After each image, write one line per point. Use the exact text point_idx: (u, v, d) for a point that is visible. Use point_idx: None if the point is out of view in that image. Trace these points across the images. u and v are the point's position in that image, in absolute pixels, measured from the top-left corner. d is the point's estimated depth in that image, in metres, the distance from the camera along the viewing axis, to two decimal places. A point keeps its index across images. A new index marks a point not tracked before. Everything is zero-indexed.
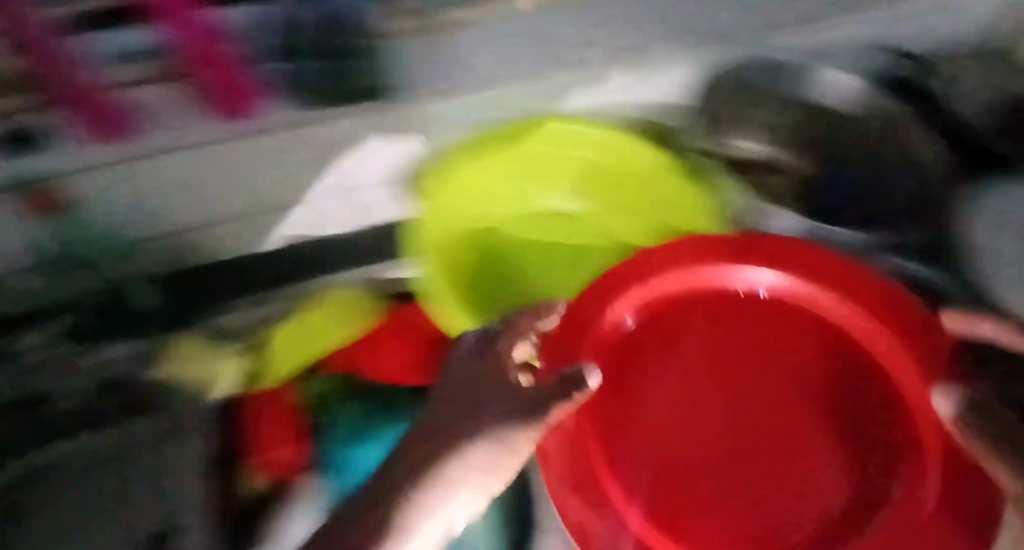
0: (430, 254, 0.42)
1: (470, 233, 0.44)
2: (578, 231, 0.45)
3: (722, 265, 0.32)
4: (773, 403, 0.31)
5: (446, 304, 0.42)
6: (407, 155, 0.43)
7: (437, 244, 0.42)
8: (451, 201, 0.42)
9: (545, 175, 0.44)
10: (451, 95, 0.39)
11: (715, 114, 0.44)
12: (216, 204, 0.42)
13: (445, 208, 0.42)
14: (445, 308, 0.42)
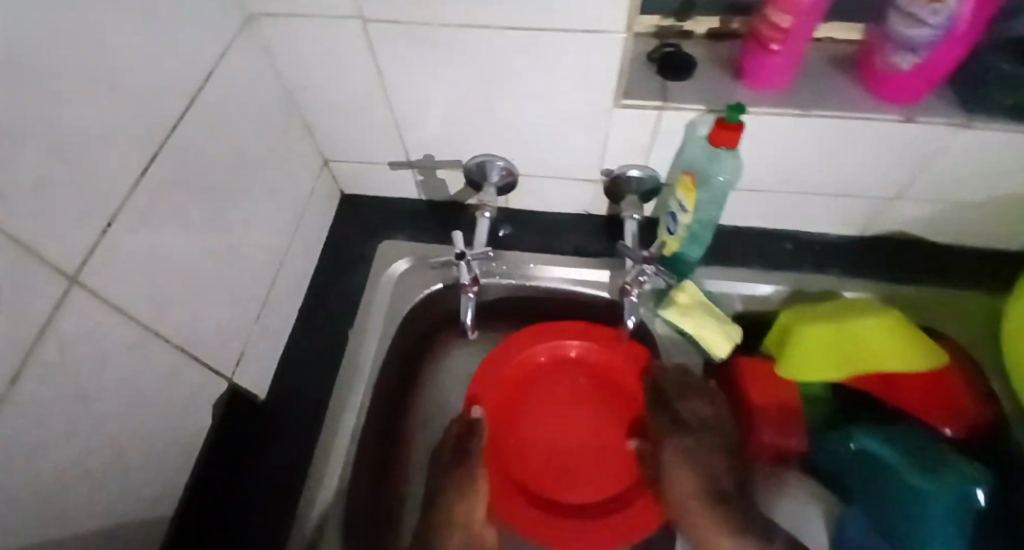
0: (804, 366, 0.60)
1: (823, 347, 0.60)
2: (901, 340, 0.59)
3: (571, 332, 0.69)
4: (593, 400, 0.70)
5: (825, 371, 0.60)
6: (792, 172, 0.63)
7: (811, 353, 0.60)
8: (803, 343, 0.60)
9: (880, 338, 0.59)
10: (843, 158, 0.60)
11: (991, 190, 0.61)
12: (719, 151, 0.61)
13: (809, 348, 0.60)
14: (825, 369, 0.60)
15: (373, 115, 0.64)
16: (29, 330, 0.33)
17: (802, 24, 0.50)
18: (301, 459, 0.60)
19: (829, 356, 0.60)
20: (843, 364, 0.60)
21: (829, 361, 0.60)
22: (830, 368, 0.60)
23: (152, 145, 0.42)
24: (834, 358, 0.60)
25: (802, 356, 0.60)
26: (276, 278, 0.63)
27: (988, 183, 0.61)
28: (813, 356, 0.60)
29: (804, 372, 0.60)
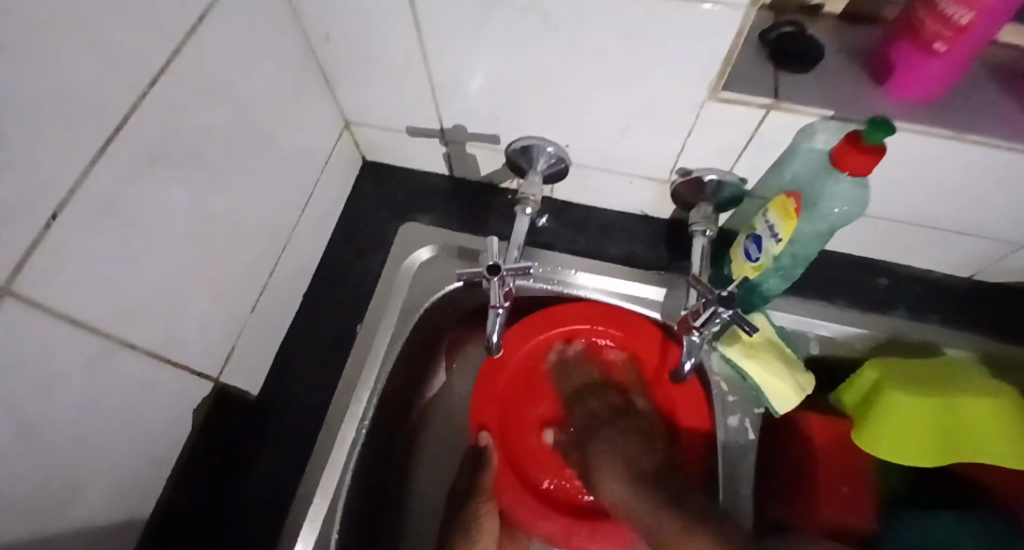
0: (889, 442, 0.50)
1: (915, 422, 0.50)
2: (1011, 427, 0.49)
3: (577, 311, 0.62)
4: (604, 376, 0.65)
5: (913, 451, 0.50)
6: (915, 202, 0.51)
7: (899, 428, 0.50)
8: (892, 414, 0.50)
9: (983, 421, 0.49)
10: (988, 195, 0.47)
11: None
12: None
13: (899, 421, 0.50)
14: (915, 449, 0.50)
15: (407, 76, 0.53)
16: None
17: (986, 24, 0.37)
18: (291, 475, 0.52)
19: (920, 434, 0.50)
20: (936, 446, 0.50)
21: (920, 440, 0.50)
22: (920, 450, 0.50)
23: (121, 109, 0.32)
24: (926, 437, 0.50)
25: (888, 430, 0.50)
26: (279, 262, 0.54)
27: None
28: (900, 432, 0.50)
29: (886, 449, 0.50)
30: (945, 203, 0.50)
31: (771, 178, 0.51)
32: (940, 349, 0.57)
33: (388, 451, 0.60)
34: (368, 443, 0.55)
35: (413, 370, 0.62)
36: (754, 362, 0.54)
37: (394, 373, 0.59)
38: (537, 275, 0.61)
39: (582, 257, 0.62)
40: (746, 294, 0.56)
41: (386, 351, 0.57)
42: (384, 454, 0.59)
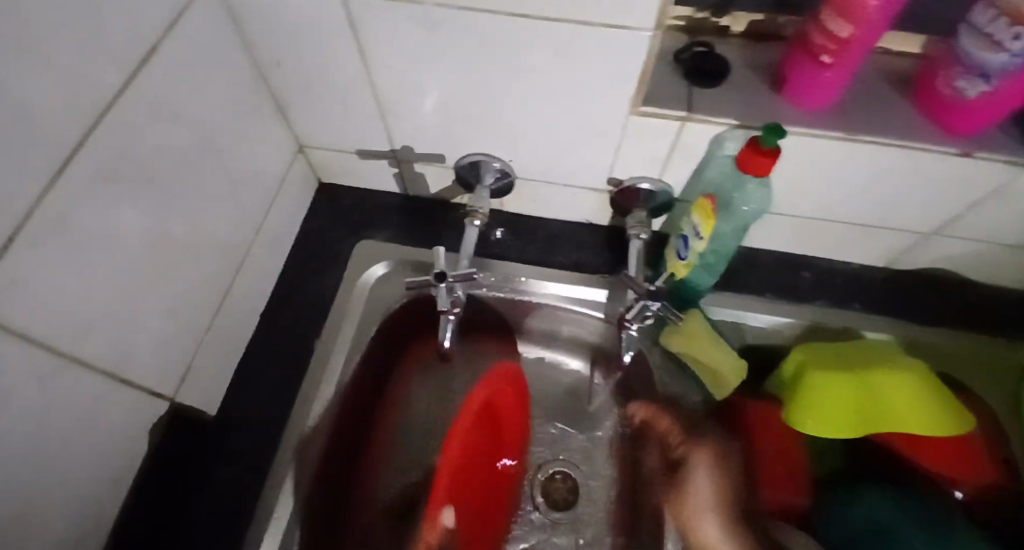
0: (818, 419, 0.54)
1: (838, 400, 0.54)
2: (920, 398, 0.54)
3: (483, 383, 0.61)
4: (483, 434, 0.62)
5: (838, 426, 0.53)
6: (824, 199, 0.56)
7: (824, 406, 0.54)
8: (815, 393, 0.54)
9: (896, 394, 0.54)
10: (883, 189, 0.53)
11: None
12: None
13: (823, 399, 0.54)
14: (840, 423, 0.53)
15: (357, 99, 0.56)
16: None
17: (865, 37, 0.42)
18: (250, 487, 0.53)
19: (844, 410, 0.54)
20: (860, 421, 0.54)
21: (845, 416, 0.54)
22: (846, 424, 0.53)
23: (75, 136, 0.34)
24: (849, 412, 0.54)
25: (814, 407, 0.54)
26: (235, 279, 0.56)
27: None
28: (825, 409, 0.54)
29: (815, 427, 0.54)
30: (850, 197, 0.55)
31: (696, 181, 0.56)
32: (861, 333, 0.62)
33: (350, 459, 0.61)
34: (330, 452, 0.57)
35: (374, 381, 0.64)
36: (695, 353, 0.58)
37: (354, 382, 0.60)
38: (489, 284, 0.65)
39: (531, 265, 0.66)
40: (679, 289, 0.61)
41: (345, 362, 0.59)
42: (346, 463, 0.60)
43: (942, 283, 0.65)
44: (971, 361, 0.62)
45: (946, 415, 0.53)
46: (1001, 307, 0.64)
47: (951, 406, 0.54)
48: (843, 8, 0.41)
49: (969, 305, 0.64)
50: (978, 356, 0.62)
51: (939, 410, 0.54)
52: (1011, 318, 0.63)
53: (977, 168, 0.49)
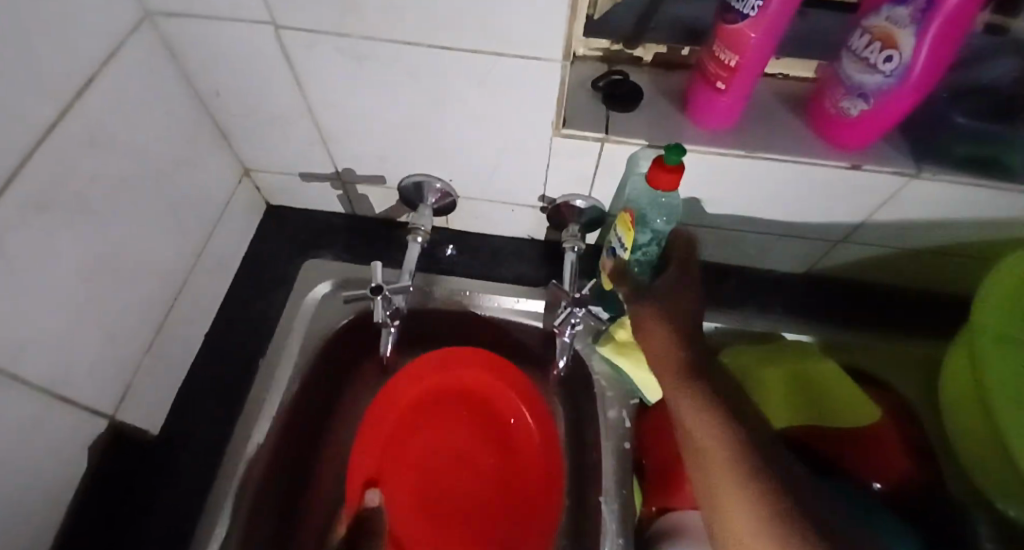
0: None
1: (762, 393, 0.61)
2: (834, 387, 0.60)
3: (427, 364, 0.70)
4: (461, 429, 0.70)
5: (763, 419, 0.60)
6: (737, 211, 0.61)
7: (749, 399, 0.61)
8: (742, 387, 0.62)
9: (817, 389, 0.61)
10: (788, 201, 0.58)
11: (929, 234, 0.61)
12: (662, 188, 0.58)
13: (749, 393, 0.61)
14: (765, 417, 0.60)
15: (296, 125, 0.58)
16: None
17: (751, 66, 0.47)
18: (195, 499, 0.54)
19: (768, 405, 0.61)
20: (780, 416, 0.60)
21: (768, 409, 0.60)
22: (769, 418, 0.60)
23: (10, 164, 0.36)
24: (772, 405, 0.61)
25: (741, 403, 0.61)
26: (177, 301, 0.57)
27: (927, 229, 0.61)
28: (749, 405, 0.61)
29: None
30: (761, 208, 0.60)
31: (620, 196, 0.60)
32: (781, 335, 0.66)
33: (293, 475, 0.62)
34: (274, 466, 0.58)
35: (319, 397, 0.65)
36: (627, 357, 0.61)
37: (297, 398, 0.62)
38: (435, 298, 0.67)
39: (473, 279, 0.68)
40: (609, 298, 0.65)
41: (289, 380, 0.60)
42: (288, 479, 0.61)
43: (854, 286, 0.70)
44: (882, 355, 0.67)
45: (854, 408, 0.60)
46: (905, 306, 0.69)
47: (861, 400, 0.60)
48: (729, 39, 0.46)
49: (878, 305, 0.69)
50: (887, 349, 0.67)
51: (850, 402, 0.60)
52: (915, 314, 0.69)
53: (868, 177, 0.54)
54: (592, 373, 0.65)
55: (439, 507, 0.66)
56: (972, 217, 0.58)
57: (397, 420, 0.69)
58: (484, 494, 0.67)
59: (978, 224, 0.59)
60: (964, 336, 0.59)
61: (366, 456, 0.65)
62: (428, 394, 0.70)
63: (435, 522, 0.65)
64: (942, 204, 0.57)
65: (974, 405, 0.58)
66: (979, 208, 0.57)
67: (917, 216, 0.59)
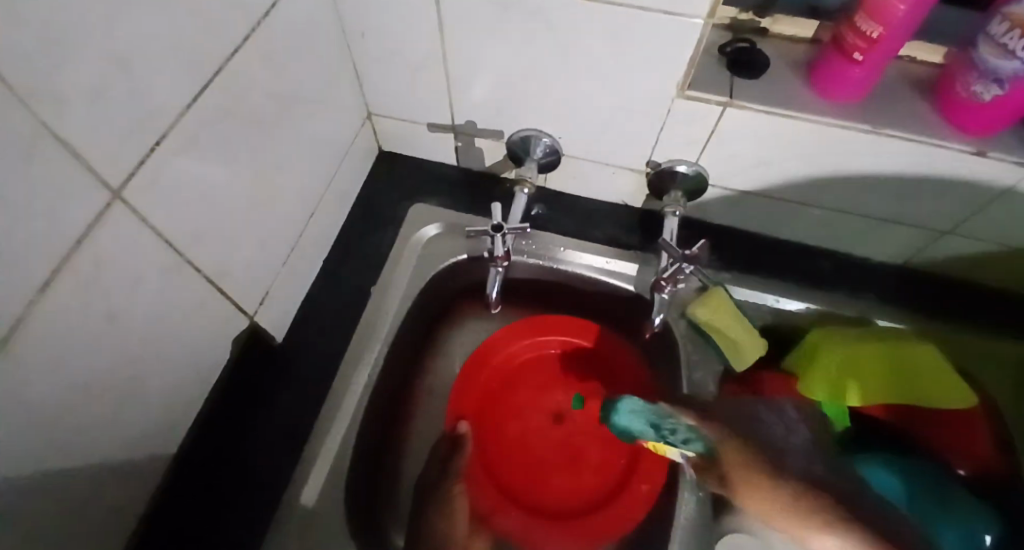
0: (822, 382, 0.61)
1: (846, 369, 0.61)
2: (925, 369, 0.59)
3: (520, 328, 0.74)
4: (548, 389, 0.74)
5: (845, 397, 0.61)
6: (847, 193, 0.61)
7: (829, 371, 0.61)
8: (824, 360, 0.61)
9: (908, 371, 0.60)
10: (903, 186, 0.59)
11: None
12: (774, 161, 0.59)
13: (831, 367, 0.61)
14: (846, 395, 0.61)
15: (426, 72, 0.62)
16: (60, 248, 0.33)
17: (893, 38, 0.48)
18: (307, 412, 0.59)
19: (851, 382, 0.61)
20: (862, 393, 0.61)
21: (848, 386, 0.61)
22: (850, 395, 0.61)
23: (209, 71, 0.42)
24: (855, 382, 0.61)
25: (820, 374, 0.62)
26: (309, 223, 0.62)
27: None
28: (829, 379, 0.61)
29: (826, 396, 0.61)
30: (871, 192, 0.60)
31: (729, 166, 0.62)
32: (873, 321, 0.66)
33: (393, 400, 0.66)
34: (377, 387, 0.62)
35: (417, 334, 0.70)
36: (726, 320, 0.62)
37: (402, 329, 0.66)
38: (531, 251, 0.70)
39: (569, 237, 0.71)
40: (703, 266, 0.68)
41: (394, 311, 0.65)
42: (389, 404, 0.65)
43: (956, 284, 0.69)
44: (978, 355, 0.67)
45: (948, 388, 0.59)
46: (1008, 310, 0.68)
47: (953, 381, 0.60)
48: (875, 12, 0.47)
49: (979, 306, 0.68)
50: (984, 350, 0.66)
51: (941, 385, 0.59)
52: (1021, 320, 0.67)
53: (992, 168, 0.54)
54: (679, 335, 0.67)
55: (523, 455, 0.70)
56: None
57: (491, 378, 0.73)
58: (572, 452, 0.70)
59: None
60: None
61: (463, 398, 0.70)
62: (521, 364, 0.74)
63: (523, 473, 0.69)
64: None
65: None
66: None
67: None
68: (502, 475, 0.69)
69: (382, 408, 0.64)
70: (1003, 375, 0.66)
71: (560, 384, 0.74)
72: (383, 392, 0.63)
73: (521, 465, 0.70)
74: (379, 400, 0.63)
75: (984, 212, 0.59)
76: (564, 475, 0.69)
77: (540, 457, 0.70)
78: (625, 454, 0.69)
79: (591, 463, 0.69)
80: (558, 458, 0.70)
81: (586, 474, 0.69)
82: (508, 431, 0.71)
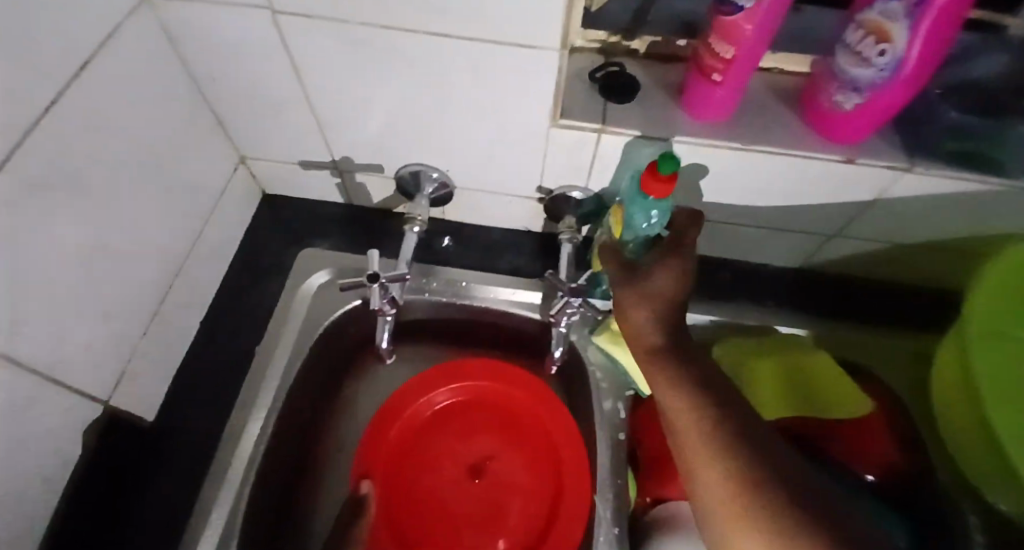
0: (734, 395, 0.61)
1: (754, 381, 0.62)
2: (822, 375, 0.62)
3: (435, 372, 0.67)
4: (465, 436, 0.67)
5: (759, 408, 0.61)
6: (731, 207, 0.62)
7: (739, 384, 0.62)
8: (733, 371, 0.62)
9: (810, 379, 0.62)
10: (785, 196, 0.59)
11: (924, 231, 0.62)
12: None
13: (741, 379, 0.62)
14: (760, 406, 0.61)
15: (294, 112, 0.58)
16: None
17: (748, 55, 0.47)
18: (185, 493, 0.54)
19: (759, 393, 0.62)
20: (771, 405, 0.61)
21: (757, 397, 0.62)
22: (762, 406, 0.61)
23: (6, 143, 0.36)
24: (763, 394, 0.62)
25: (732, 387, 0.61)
26: (173, 285, 0.57)
27: (922, 228, 0.61)
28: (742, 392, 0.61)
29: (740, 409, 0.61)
30: (754, 204, 0.61)
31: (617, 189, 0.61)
32: (774, 328, 0.67)
33: (290, 465, 0.62)
34: (269, 454, 0.58)
35: (315, 387, 0.65)
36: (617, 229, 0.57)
37: (296, 385, 0.62)
38: (431, 289, 0.67)
39: (471, 270, 0.69)
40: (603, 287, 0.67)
41: (283, 368, 0.61)
42: (285, 470, 0.61)
43: (847, 281, 0.71)
44: (874, 352, 0.68)
45: (845, 395, 0.62)
46: (899, 303, 0.70)
47: (849, 389, 0.62)
48: (725, 32, 0.46)
49: (872, 301, 0.70)
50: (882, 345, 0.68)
51: (838, 391, 0.62)
52: (909, 312, 0.70)
53: (863, 174, 0.55)
54: (586, 361, 0.65)
55: (437, 509, 0.63)
56: (962, 216, 0.59)
57: (405, 429, 0.65)
58: (488, 507, 0.63)
59: (974, 221, 0.59)
60: (954, 331, 0.60)
61: (373, 453, 0.62)
62: (435, 415, 0.67)
63: (436, 535, 0.61)
64: (935, 202, 0.57)
65: (968, 399, 0.58)
66: (970, 207, 0.57)
67: (911, 213, 0.59)
68: (415, 542, 0.61)
69: (277, 475, 0.60)
70: (898, 368, 0.68)
71: (476, 429, 0.67)
72: (276, 458, 0.59)
73: (434, 523, 0.62)
74: (272, 469, 0.59)
75: (863, 214, 0.60)
76: (479, 532, 0.62)
77: (454, 513, 0.63)
78: (546, 502, 0.63)
79: (510, 516, 0.63)
80: (473, 514, 0.63)
81: (505, 530, 0.62)
82: (420, 487, 0.64)
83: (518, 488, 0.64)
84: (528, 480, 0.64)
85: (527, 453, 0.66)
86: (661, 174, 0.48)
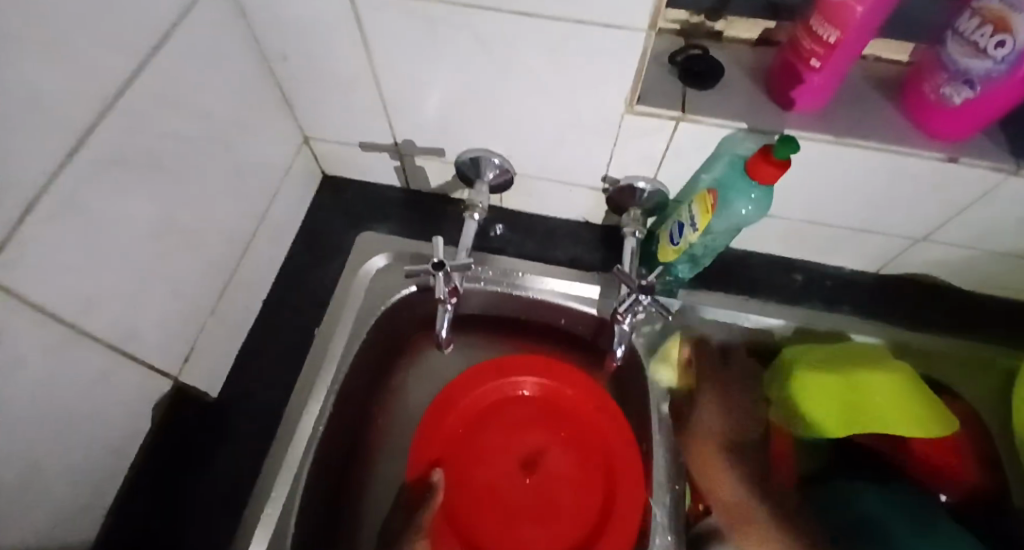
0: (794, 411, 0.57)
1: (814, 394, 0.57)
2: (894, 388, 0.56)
3: (494, 363, 0.66)
4: (518, 430, 0.66)
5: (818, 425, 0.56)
6: (812, 205, 0.58)
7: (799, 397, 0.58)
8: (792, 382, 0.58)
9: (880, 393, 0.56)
10: (875, 197, 0.55)
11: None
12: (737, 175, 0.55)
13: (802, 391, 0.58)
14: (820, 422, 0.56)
15: (360, 92, 0.57)
16: None
17: (853, 41, 0.43)
18: (245, 470, 0.55)
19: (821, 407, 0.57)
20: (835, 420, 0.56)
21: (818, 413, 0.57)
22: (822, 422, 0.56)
23: (84, 121, 0.36)
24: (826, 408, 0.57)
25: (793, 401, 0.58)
26: (237, 264, 0.57)
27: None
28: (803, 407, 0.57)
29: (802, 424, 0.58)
30: (839, 203, 0.57)
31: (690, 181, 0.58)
32: (851, 335, 0.63)
33: (345, 447, 0.62)
34: (325, 437, 0.58)
35: (370, 371, 0.65)
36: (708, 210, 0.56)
37: (353, 368, 0.62)
38: (489, 278, 0.66)
39: (529, 260, 0.67)
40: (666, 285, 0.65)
41: (341, 350, 0.61)
42: (340, 452, 0.61)
43: (932, 289, 0.66)
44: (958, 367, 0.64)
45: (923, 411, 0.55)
46: (989, 315, 0.65)
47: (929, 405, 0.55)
48: (831, 14, 0.43)
49: (959, 312, 0.65)
50: (970, 360, 0.63)
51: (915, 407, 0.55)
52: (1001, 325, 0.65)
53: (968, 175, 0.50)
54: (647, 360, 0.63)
55: (488, 502, 0.62)
56: None
57: (460, 419, 0.64)
58: (538, 503, 0.63)
59: None
60: None
61: (428, 443, 0.61)
62: (490, 406, 0.66)
63: (486, 528, 0.61)
64: None
65: None
66: None
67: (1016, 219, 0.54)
68: (465, 533, 0.60)
69: (332, 457, 0.60)
70: (986, 386, 0.63)
71: (529, 424, 0.66)
72: (332, 440, 0.60)
73: (486, 516, 0.61)
74: (328, 451, 0.59)
75: (962, 218, 0.55)
76: (529, 528, 0.61)
77: (504, 508, 0.62)
78: (597, 503, 0.62)
79: (560, 515, 0.62)
80: (522, 509, 0.62)
81: (555, 528, 0.61)
82: (472, 478, 0.63)
83: (570, 486, 0.63)
84: (580, 479, 0.63)
85: (580, 452, 0.65)
86: (776, 157, 0.47)
